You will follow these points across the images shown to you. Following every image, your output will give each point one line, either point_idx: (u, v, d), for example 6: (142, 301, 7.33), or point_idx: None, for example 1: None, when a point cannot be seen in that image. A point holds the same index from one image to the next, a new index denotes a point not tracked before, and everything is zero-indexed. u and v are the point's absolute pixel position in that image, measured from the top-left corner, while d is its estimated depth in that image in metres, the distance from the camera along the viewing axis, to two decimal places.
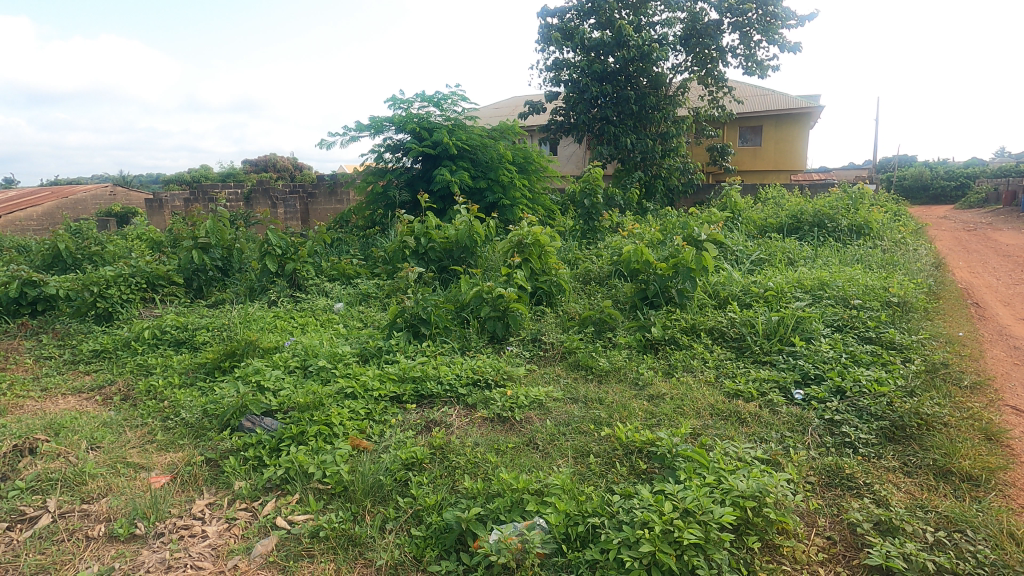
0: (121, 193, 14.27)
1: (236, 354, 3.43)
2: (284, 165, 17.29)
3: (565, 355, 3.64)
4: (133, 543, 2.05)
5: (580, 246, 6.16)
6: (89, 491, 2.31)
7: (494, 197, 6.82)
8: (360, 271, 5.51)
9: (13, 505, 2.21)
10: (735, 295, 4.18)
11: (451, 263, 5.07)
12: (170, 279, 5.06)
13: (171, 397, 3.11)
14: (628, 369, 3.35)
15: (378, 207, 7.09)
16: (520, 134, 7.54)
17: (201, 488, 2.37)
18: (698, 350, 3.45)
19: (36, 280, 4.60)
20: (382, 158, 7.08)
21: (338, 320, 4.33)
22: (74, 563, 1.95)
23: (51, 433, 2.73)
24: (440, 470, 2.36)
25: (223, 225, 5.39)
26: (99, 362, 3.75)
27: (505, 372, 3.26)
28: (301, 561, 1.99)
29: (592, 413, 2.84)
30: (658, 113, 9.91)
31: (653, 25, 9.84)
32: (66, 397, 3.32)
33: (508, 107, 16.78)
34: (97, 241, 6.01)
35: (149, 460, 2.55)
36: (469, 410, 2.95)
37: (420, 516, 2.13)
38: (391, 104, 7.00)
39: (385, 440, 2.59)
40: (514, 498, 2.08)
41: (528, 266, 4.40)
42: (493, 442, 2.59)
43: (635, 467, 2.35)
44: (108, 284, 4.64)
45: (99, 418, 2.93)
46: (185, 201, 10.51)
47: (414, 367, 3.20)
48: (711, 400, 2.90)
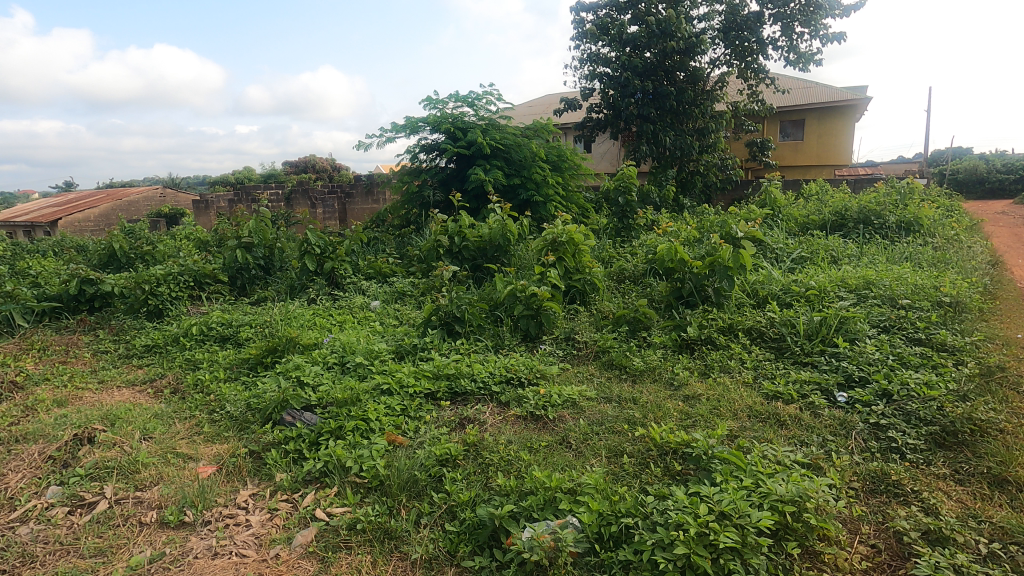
0: (170, 196, 14.79)
1: (277, 350, 3.55)
2: (323, 166, 17.66)
3: (598, 354, 3.62)
4: (183, 530, 2.15)
5: (614, 244, 6.10)
6: (141, 479, 2.42)
7: (527, 195, 6.82)
8: (395, 269, 5.62)
9: (75, 490, 2.35)
10: (775, 294, 4.08)
11: (484, 261, 5.10)
12: (216, 278, 5.27)
13: (217, 391, 3.24)
14: (663, 369, 3.31)
15: (414, 207, 7.20)
16: (554, 132, 7.52)
17: (246, 479, 2.47)
18: (736, 350, 3.38)
19: (93, 278, 4.84)
20: (417, 159, 7.19)
21: (374, 317, 4.42)
22: (130, 547, 2.05)
23: (108, 423, 2.88)
24: (474, 467, 2.39)
25: (265, 225, 5.58)
26: (150, 357, 3.94)
27: (538, 371, 3.27)
28: (339, 551, 2.04)
29: (625, 413, 2.82)
30: (695, 108, 9.71)
31: (691, 18, 9.65)
32: (121, 389, 3.49)
33: (543, 105, 16.75)
34: (148, 241, 6.29)
35: (198, 451, 2.67)
36: (502, 408, 2.97)
37: (454, 512, 2.16)
38: (425, 105, 7.09)
39: (420, 436, 2.63)
40: (547, 496, 2.08)
41: (562, 265, 4.39)
42: (526, 441, 2.60)
43: (669, 468, 2.32)
44: (158, 283, 4.85)
45: (151, 410, 3.08)
46: (229, 202, 10.90)
47: (448, 364, 3.23)
48: (749, 402, 2.84)
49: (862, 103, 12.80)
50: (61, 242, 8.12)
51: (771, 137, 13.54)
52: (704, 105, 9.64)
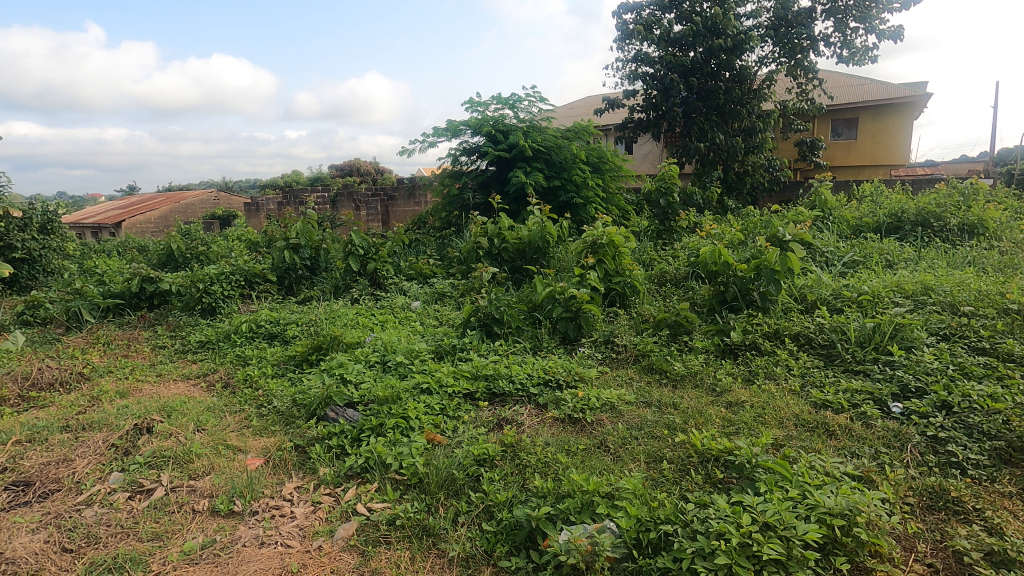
0: (224, 199, 15.43)
1: (322, 348, 3.67)
2: (367, 169, 18.11)
3: (638, 358, 3.58)
4: (232, 519, 2.24)
5: (655, 247, 6.01)
6: (195, 468, 2.54)
7: (567, 197, 6.79)
8: (436, 270, 5.70)
9: (134, 477, 2.48)
10: (825, 298, 3.93)
11: (523, 263, 5.11)
12: (265, 277, 5.47)
13: (265, 386, 3.37)
14: (704, 374, 3.24)
15: (454, 209, 7.28)
16: (595, 134, 7.48)
17: (291, 471, 2.55)
18: (782, 356, 3.28)
19: (153, 277, 5.10)
20: (458, 161, 7.29)
21: (415, 318, 4.50)
22: (183, 533, 2.15)
23: (165, 414, 3.04)
24: (512, 468, 2.40)
25: (312, 227, 5.76)
26: (204, 352, 4.12)
27: (577, 373, 3.26)
28: (379, 546, 2.08)
29: (665, 418, 2.78)
30: (742, 107, 9.47)
31: (739, 16, 9.42)
32: (177, 382, 3.67)
33: (583, 107, 16.67)
34: (203, 241, 6.59)
35: (246, 443, 2.77)
36: (540, 409, 2.97)
37: (491, 512, 2.17)
38: (466, 107, 7.18)
39: (458, 435, 2.66)
40: (584, 499, 2.07)
41: (602, 267, 4.36)
42: (563, 443, 2.59)
43: (710, 476, 2.26)
44: (212, 282, 5.07)
45: (204, 403, 3.23)
46: (278, 204, 11.29)
47: (487, 365, 3.26)
48: (796, 410, 2.75)
49: (920, 99, 12.19)
50: (125, 242, 8.61)
51: (822, 137, 13.05)
52: (750, 104, 9.40)
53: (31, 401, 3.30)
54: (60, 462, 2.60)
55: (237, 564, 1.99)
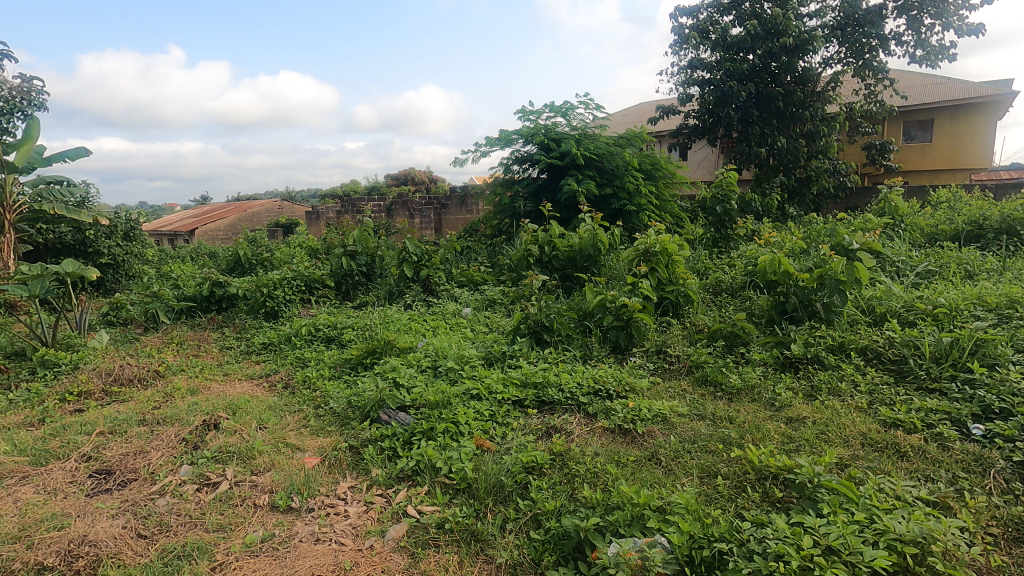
0: (287, 208, 16.18)
1: (376, 352, 3.78)
2: (421, 179, 18.58)
3: (691, 369, 3.49)
4: (290, 514, 2.33)
5: (710, 255, 5.85)
6: (257, 464, 2.66)
7: (619, 204, 6.71)
8: (487, 277, 5.77)
9: (202, 470, 2.62)
10: (896, 311, 3.70)
11: (574, 271, 5.09)
12: (324, 283, 5.69)
13: (322, 388, 3.50)
14: (762, 388, 3.11)
15: (505, 217, 7.34)
16: (648, 140, 7.37)
17: (346, 471, 2.63)
18: (848, 371, 3.11)
19: (222, 281, 5.40)
20: (510, 170, 7.36)
21: (466, 324, 4.56)
22: (246, 526, 2.26)
23: (230, 412, 3.21)
24: (560, 477, 2.38)
25: (368, 234, 5.95)
26: (266, 354, 4.33)
27: (627, 384, 3.20)
28: (428, 548, 2.11)
29: (720, 432, 2.69)
30: (804, 111, 9.09)
31: (802, 16, 9.08)
32: (242, 381, 3.87)
33: (637, 114, 16.49)
34: (267, 248, 6.94)
35: (304, 442, 2.88)
36: (590, 418, 2.94)
37: (540, 521, 2.16)
38: (519, 115, 7.25)
39: (507, 442, 2.67)
40: (634, 512, 2.02)
41: (655, 276, 4.28)
42: (613, 454, 2.55)
43: (769, 494, 2.17)
44: (275, 286, 5.32)
45: (266, 402, 3.39)
46: (337, 213, 11.73)
47: (536, 373, 3.26)
48: (863, 429, 2.59)
49: (1004, 98, 11.34)
50: (198, 249, 9.17)
51: (893, 140, 12.35)
52: (814, 107, 9.02)
53: (113, 396, 3.56)
54: (138, 453, 2.79)
55: (294, 558, 2.07)
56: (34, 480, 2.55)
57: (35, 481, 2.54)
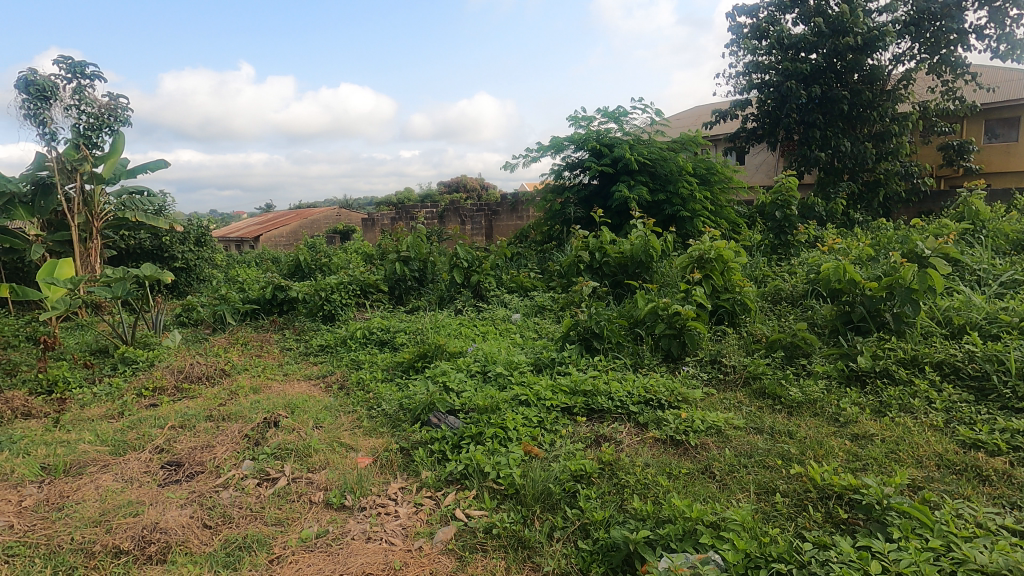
0: (345, 216, 16.76)
1: (427, 356, 3.85)
2: (473, 186, 18.83)
3: (748, 380, 3.36)
4: (343, 512, 2.40)
5: (769, 262, 5.63)
6: (313, 462, 2.76)
7: (672, 210, 6.57)
8: (536, 284, 5.77)
9: (263, 466, 2.75)
10: (976, 322, 3.44)
11: (625, 278, 5.02)
12: (378, 287, 5.85)
13: (375, 390, 3.60)
14: (825, 402, 2.96)
15: (556, 223, 7.33)
16: (704, 144, 7.18)
17: (396, 472, 2.69)
18: (921, 387, 2.91)
19: (283, 286, 5.66)
20: (561, 176, 7.36)
21: (515, 330, 4.57)
22: (302, 521, 2.34)
23: (289, 410, 3.35)
24: (609, 487, 2.34)
25: (421, 240, 6.09)
26: (324, 355, 4.49)
27: (680, 394, 3.12)
28: (475, 553, 2.12)
29: (779, 447, 2.57)
30: (873, 111, 8.63)
31: (870, 12, 8.64)
32: (301, 381, 4.03)
33: (691, 117, 16.12)
34: (326, 253, 7.21)
35: (357, 442, 2.97)
36: (640, 428, 2.88)
37: (588, 530, 2.13)
38: (570, 122, 7.24)
39: (555, 449, 2.65)
40: (686, 527, 1.96)
41: (709, 283, 4.15)
42: (664, 465, 2.49)
43: (832, 515, 2.05)
44: (332, 290, 5.52)
45: (323, 402, 3.51)
46: (392, 220, 12.05)
47: (586, 380, 3.23)
48: (938, 449, 2.42)
49: None
50: (263, 254, 9.64)
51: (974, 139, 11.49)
52: (883, 107, 8.56)
53: (184, 392, 3.79)
54: (205, 447, 2.95)
55: (346, 555, 2.13)
56: (114, 469, 2.74)
57: (114, 469, 2.73)
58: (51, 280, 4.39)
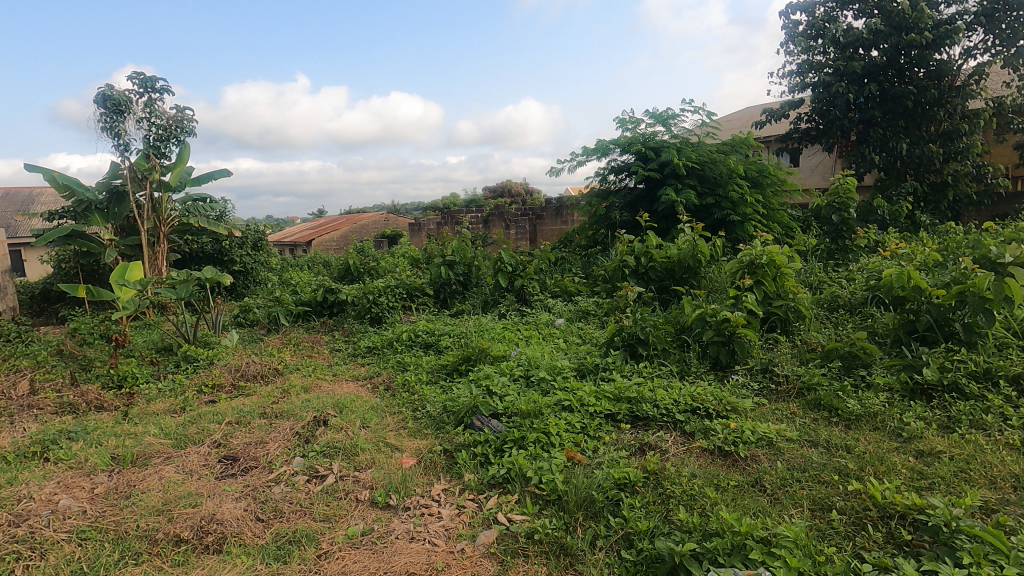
0: (393, 221, 17.14)
1: (471, 359, 3.89)
2: (518, 191, 18.90)
3: (802, 392, 3.22)
4: (388, 511, 2.45)
5: (825, 268, 5.40)
6: (359, 461, 2.82)
7: (722, 214, 6.39)
8: (581, 288, 5.73)
9: (312, 463, 2.84)
10: None
11: (672, 283, 4.93)
12: (424, 291, 5.96)
13: (420, 392, 3.66)
14: (887, 416, 2.80)
15: (601, 228, 7.26)
16: (755, 146, 6.97)
17: (440, 473, 2.72)
18: (995, 403, 2.72)
19: (334, 289, 5.84)
20: (606, 180, 7.29)
21: (558, 334, 4.56)
22: (348, 518, 2.40)
23: (338, 410, 3.45)
24: (655, 497, 2.29)
25: (466, 245, 6.16)
26: (371, 357, 4.60)
27: (729, 404, 3.03)
28: (517, 557, 2.12)
29: (835, 462, 2.46)
30: (940, 108, 8.15)
31: (937, 4, 8.18)
32: (349, 381, 4.14)
33: (742, 119, 15.66)
34: (374, 258, 7.40)
35: (402, 443, 3.02)
36: (687, 438, 2.81)
37: (632, 540, 2.09)
38: (617, 125, 7.18)
39: (599, 456, 2.62)
40: (735, 542, 1.89)
41: (761, 289, 4.00)
42: (712, 476, 2.42)
43: (894, 535, 1.94)
44: (380, 293, 5.65)
45: (370, 402, 3.60)
46: (437, 224, 12.23)
47: (630, 387, 3.18)
48: (1015, 469, 2.25)
49: None
50: (314, 257, 9.97)
51: None
52: (951, 103, 8.08)
53: (240, 390, 3.96)
54: (258, 443, 3.07)
55: (390, 553, 2.16)
56: (175, 461, 2.89)
57: (176, 461, 2.88)
58: (122, 281, 4.65)
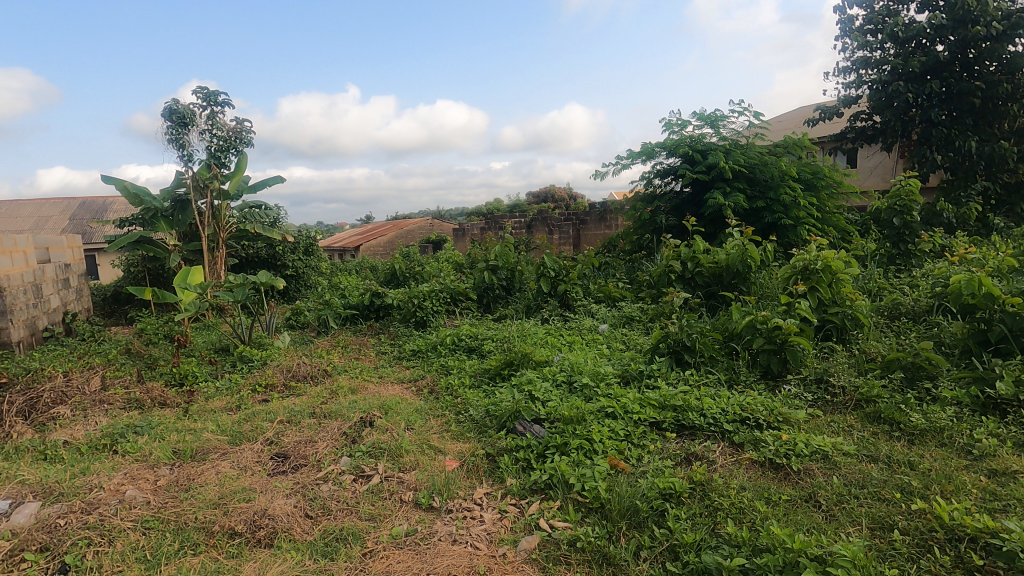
0: (437, 226, 17.41)
1: (514, 364, 3.89)
2: (561, 196, 18.86)
3: (859, 404, 3.07)
4: (431, 513, 2.48)
5: (885, 274, 5.13)
6: (404, 462, 2.87)
7: (773, 218, 6.17)
8: (625, 294, 5.65)
9: (359, 463, 2.90)
10: None
11: (720, 289, 4.79)
12: (467, 295, 6.02)
13: (463, 396, 3.69)
14: (955, 432, 2.64)
15: (646, 232, 7.15)
16: (809, 147, 6.71)
17: (482, 477, 2.73)
18: None
19: (380, 293, 5.98)
20: (651, 184, 7.18)
21: (602, 340, 4.50)
22: (393, 518, 2.44)
23: (383, 412, 3.52)
24: (701, 508, 2.23)
25: (509, 249, 6.18)
26: (415, 360, 4.68)
27: (780, 414, 2.92)
28: (559, 565, 2.10)
29: (897, 479, 2.32)
30: (1014, 104, 7.64)
31: None
32: (394, 384, 4.22)
33: (795, 119, 15.12)
34: (419, 262, 7.54)
35: (446, 446, 3.05)
36: (735, 449, 2.72)
37: (677, 552, 2.04)
38: (663, 128, 7.07)
39: (643, 465, 2.57)
40: (787, 558, 1.82)
41: (815, 296, 3.84)
42: (762, 490, 2.33)
43: (964, 559, 1.82)
44: (425, 298, 5.75)
45: (414, 405, 3.65)
46: (481, 229, 12.34)
47: (676, 395, 3.10)
48: None
49: None
50: (362, 262, 10.24)
51: None
52: None
53: (291, 389, 4.10)
54: (308, 441, 3.17)
55: (433, 554, 2.19)
56: (231, 457, 3.02)
57: (232, 457, 3.01)
58: (185, 284, 4.90)
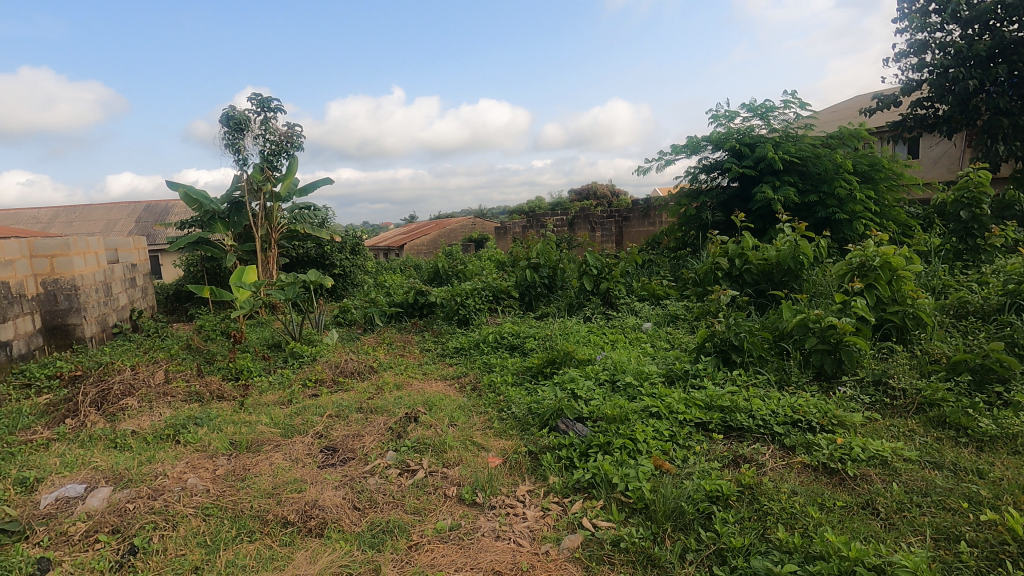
0: (479, 224, 17.53)
1: (556, 362, 3.89)
2: (603, 193, 18.66)
3: (922, 407, 2.91)
4: (475, 509, 2.51)
5: (951, 270, 4.84)
6: (448, 458, 2.91)
7: (826, 212, 5.92)
8: (669, 292, 5.55)
9: (404, 457, 2.96)
10: None
11: (769, 287, 4.64)
12: (509, 293, 6.05)
13: (505, 393, 3.71)
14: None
15: (691, 229, 7.00)
16: (866, 137, 6.40)
17: (524, 474, 2.74)
18: None
19: (424, 291, 6.08)
20: (697, 179, 7.01)
21: (646, 339, 4.43)
22: (437, 513, 2.49)
23: (427, 408, 3.59)
24: (750, 512, 2.17)
25: (551, 247, 6.16)
26: (458, 357, 4.74)
27: (835, 417, 2.80)
28: (602, 564, 2.08)
29: (964, 488, 2.19)
30: None
31: None
32: (438, 380, 4.29)
33: (850, 108, 14.42)
34: (462, 261, 7.62)
35: (489, 443, 3.08)
36: (787, 452, 2.63)
37: (725, 556, 1.99)
38: (710, 120, 6.90)
39: (688, 467, 2.52)
40: (843, 567, 1.75)
41: (873, 293, 3.66)
42: (816, 495, 2.24)
43: None
44: (467, 296, 5.81)
45: (457, 402, 3.70)
46: (522, 228, 12.35)
47: (723, 396, 3.03)
48: None
49: None
50: (406, 261, 10.43)
51: None
52: None
53: (340, 384, 4.23)
54: (356, 436, 3.26)
55: (476, 550, 2.22)
56: (284, 449, 3.14)
57: (284, 449, 3.13)
58: (240, 283, 5.13)
